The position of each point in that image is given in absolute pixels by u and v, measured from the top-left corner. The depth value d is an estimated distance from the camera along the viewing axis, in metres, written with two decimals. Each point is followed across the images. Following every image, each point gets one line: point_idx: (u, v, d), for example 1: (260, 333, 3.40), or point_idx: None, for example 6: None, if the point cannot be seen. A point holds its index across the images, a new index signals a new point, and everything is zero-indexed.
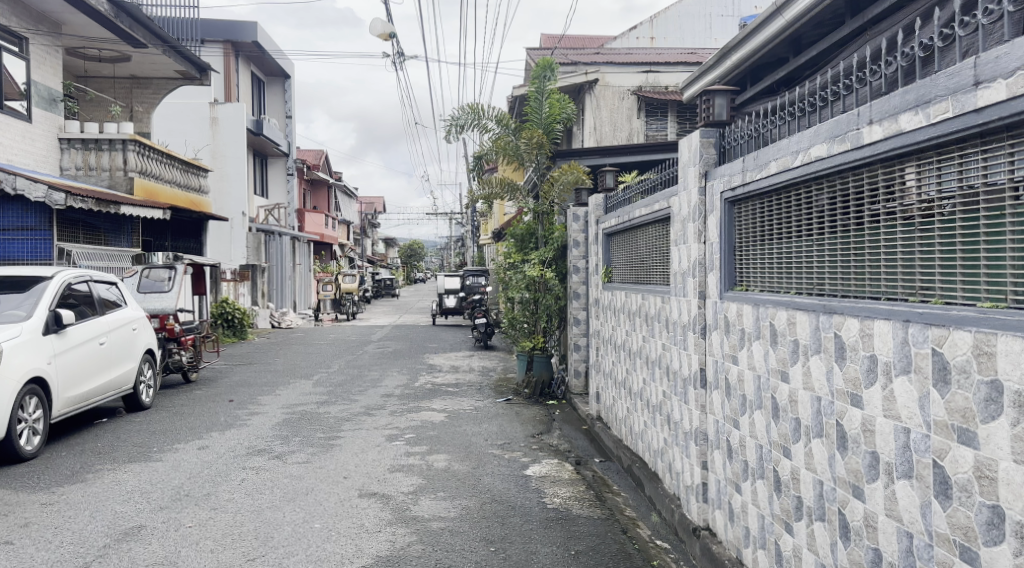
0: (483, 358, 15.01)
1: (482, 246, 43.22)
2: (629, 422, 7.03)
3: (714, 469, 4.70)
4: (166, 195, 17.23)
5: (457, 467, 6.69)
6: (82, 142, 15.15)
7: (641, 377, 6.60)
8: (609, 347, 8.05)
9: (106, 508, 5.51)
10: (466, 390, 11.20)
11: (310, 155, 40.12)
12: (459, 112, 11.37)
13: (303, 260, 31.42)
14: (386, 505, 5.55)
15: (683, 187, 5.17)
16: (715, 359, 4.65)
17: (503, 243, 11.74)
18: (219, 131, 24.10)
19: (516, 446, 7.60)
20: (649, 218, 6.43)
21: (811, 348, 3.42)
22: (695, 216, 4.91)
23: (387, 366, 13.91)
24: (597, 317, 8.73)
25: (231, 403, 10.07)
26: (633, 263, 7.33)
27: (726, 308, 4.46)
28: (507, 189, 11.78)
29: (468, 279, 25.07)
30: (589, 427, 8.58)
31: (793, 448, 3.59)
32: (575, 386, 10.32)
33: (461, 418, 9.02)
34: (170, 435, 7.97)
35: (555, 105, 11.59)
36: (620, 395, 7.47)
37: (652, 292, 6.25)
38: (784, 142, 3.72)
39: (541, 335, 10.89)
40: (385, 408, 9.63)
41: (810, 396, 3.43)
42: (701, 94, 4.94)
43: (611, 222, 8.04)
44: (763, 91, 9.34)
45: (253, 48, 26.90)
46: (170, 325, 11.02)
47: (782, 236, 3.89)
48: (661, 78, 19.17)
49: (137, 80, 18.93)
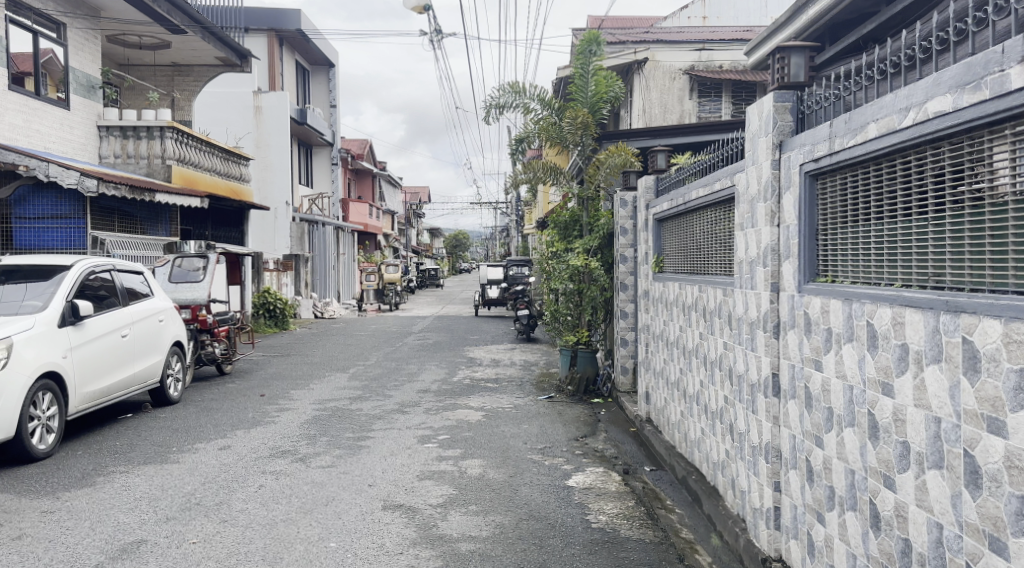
0: (525, 352, 14.40)
1: (527, 236, 42.65)
2: (683, 427, 6.35)
3: (790, 492, 4.03)
4: (206, 183, 16.91)
5: (493, 475, 6.09)
6: (121, 129, 14.89)
7: (697, 378, 5.90)
8: (660, 343, 7.35)
9: (109, 518, 5.05)
10: (506, 387, 10.60)
11: (354, 144, 39.92)
12: (500, 92, 10.74)
13: (348, 251, 31.22)
14: (411, 520, 4.98)
15: (752, 162, 4.47)
16: (792, 363, 3.96)
17: (545, 232, 10.79)
18: (263, 120, 23.85)
19: (558, 451, 6.98)
20: (708, 200, 5.69)
21: (927, 356, 2.71)
22: (768, 194, 4.20)
23: (426, 359, 13.38)
24: (646, 311, 8.04)
25: (261, 397, 9.65)
26: (688, 251, 6.62)
27: (806, 303, 3.77)
28: (550, 174, 11.13)
29: (512, 269, 24.51)
30: (638, 430, 7.92)
31: (899, 479, 2.91)
32: (622, 383, 9.65)
33: (500, 418, 8.42)
34: (192, 434, 7.53)
35: (601, 84, 10.88)
36: (673, 396, 6.79)
37: (711, 284, 5.55)
38: (887, 99, 3.01)
39: (585, 329, 10.10)
40: (420, 406, 9.09)
41: (924, 415, 2.73)
42: (774, 51, 4.22)
43: (663, 206, 7.34)
44: (845, 50, 8.55)
45: (296, 35, 26.65)
46: (201, 316, 10.69)
47: (885, 217, 3.18)
48: (715, 56, 18.25)
49: (178, 67, 18.68)
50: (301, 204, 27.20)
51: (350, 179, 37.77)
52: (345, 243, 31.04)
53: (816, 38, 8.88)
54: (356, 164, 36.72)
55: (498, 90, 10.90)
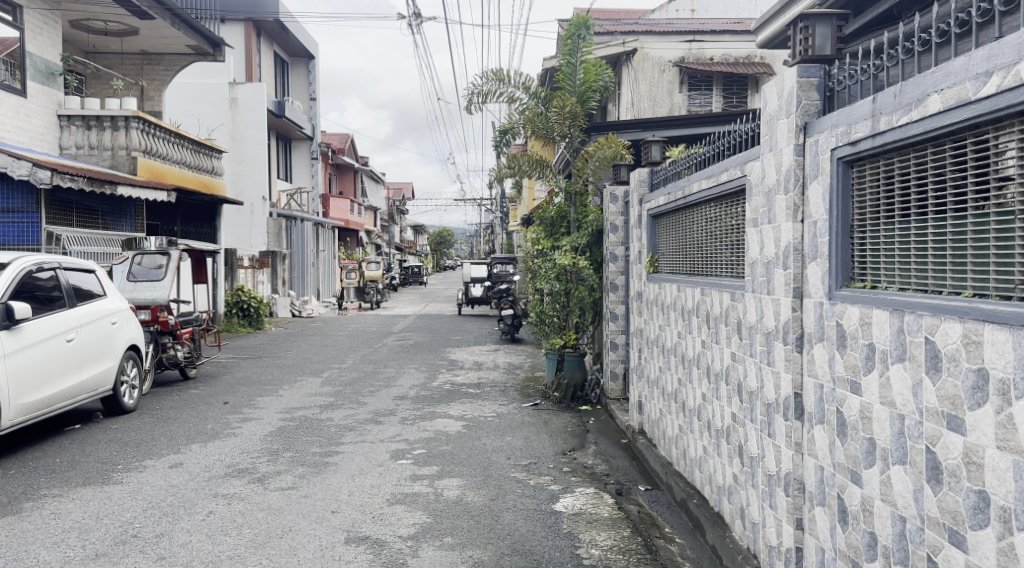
0: (509, 354, 13.80)
1: (511, 232, 42.10)
2: (682, 443, 5.78)
3: (815, 533, 3.46)
4: (176, 177, 16.13)
5: (473, 498, 5.47)
6: (83, 119, 14.14)
7: (699, 390, 5.32)
8: (655, 350, 6.77)
9: (28, 555, 4.39)
10: (489, 392, 9.98)
11: (335, 138, 39.08)
12: (483, 80, 10.09)
13: (327, 248, 30.46)
14: (377, 556, 4.37)
15: (770, 148, 3.88)
16: (820, 384, 3.38)
17: (531, 228, 10.27)
18: (239, 112, 23.06)
19: (543, 468, 6.38)
20: (712, 194, 5.07)
21: (1019, 386, 2.14)
22: (789, 183, 3.61)
23: (404, 362, 12.74)
24: (639, 313, 7.46)
25: (225, 405, 8.99)
26: (687, 249, 6.03)
27: (839, 313, 3.21)
28: (536, 167, 10.51)
29: (495, 267, 23.89)
30: (630, 442, 7.35)
31: (973, 538, 2.34)
32: (612, 390, 9.05)
33: (481, 429, 7.81)
34: (142, 448, 6.86)
35: (590, 71, 10.26)
36: (669, 409, 6.21)
37: (715, 287, 4.96)
38: (959, 63, 2.44)
39: (573, 332, 9.59)
40: (396, 415, 8.46)
41: (1013, 461, 2.16)
42: (797, 19, 3.60)
43: (658, 201, 6.76)
44: (874, 20, 8.05)
45: (273, 25, 25.87)
46: (162, 318, 10.01)
47: (949, 208, 2.62)
48: (706, 49, 17.77)
49: (148, 56, 17.94)
50: (279, 199, 26.42)
51: (331, 175, 37.00)
52: (325, 241, 30.28)
53: (841, 6, 8.29)
54: (337, 160, 35.95)
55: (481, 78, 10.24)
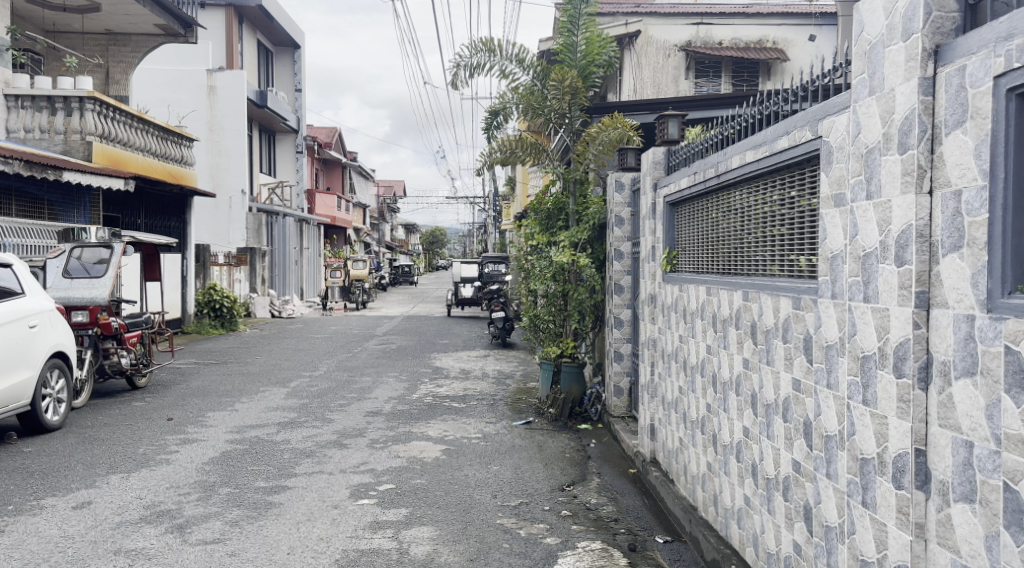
0: (500, 361, 12.60)
1: (505, 232, 41.04)
2: (712, 487, 4.60)
3: None
4: (139, 165, 14.79)
5: (446, 559, 4.27)
6: (32, 99, 12.98)
7: (741, 424, 4.12)
8: (673, 365, 5.59)
9: None
10: (475, 407, 8.77)
11: (323, 132, 37.94)
12: (471, 51, 8.85)
13: (311, 244, 29.23)
14: None
15: (871, 90, 2.69)
16: (967, 442, 2.20)
17: (523, 221, 9.03)
18: (217, 101, 21.78)
19: (536, 510, 5.19)
20: (761, 167, 3.87)
21: None
22: (912, 136, 2.42)
23: (384, 369, 11.51)
24: (652, 320, 6.26)
25: (168, 423, 7.76)
26: (719, 244, 4.81)
27: (1011, 332, 2.03)
28: (530, 153, 9.23)
29: (487, 266, 22.63)
30: (640, 474, 6.17)
31: None
32: (616, 406, 7.83)
33: (464, 454, 6.63)
34: (48, 481, 5.63)
35: (594, 43, 9.06)
36: (694, 439, 5.02)
37: (772, 291, 3.75)
38: None
39: (571, 338, 8.32)
40: (366, 435, 7.26)
41: None
42: None
43: (680, 183, 5.55)
44: None
45: (256, 11, 24.57)
46: (103, 320, 8.76)
47: None
48: (714, 32, 16.80)
49: (113, 36, 16.67)
50: (260, 193, 25.13)
51: (318, 170, 35.84)
52: (309, 237, 29.03)
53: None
54: (324, 154, 34.71)
55: (467, 49, 9.00)
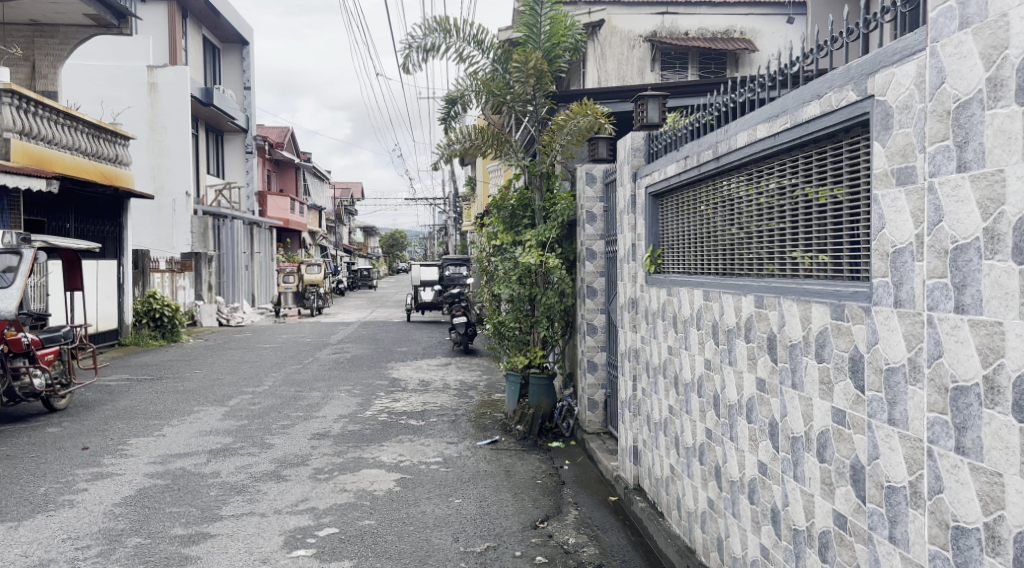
0: (463, 370, 11.76)
1: (466, 233, 40.14)
2: (717, 529, 3.83)
3: None
4: (67, 165, 13.66)
5: None
6: None
7: (757, 458, 3.37)
8: (660, 382, 4.85)
9: None
10: (434, 425, 7.93)
11: (274, 132, 36.73)
12: (424, 30, 8.01)
13: (262, 249, 28.04)
14: None
15: (965, 19, 1.95)
16: None
17: (484, 219, 8.20)
18: (159, 99, 20.57)
19: (505, 558, 4.38)
20: (777, 143, 3.13)
21: None
22: None
23: (336, 383, 10.60)
24: (633, 328, 5.50)
25: (82, 453, 6.78)
26: (714, 239, 4.07)
27: None
28: (492, 145, 8.40)
29: (448, 269, 21.78)
30: (622, 504, 5.39)
31: None
32: (590, 422, 7.07)
33: (421, 484, 5.80)
34: None
35: (559, 23, 8.30)
36: (691, 470, 4.26)
37: (797, 295, 3.00)
38: None
39: (539, 347, 7.53)
40: (311, 462, 6.39)
41: None
42: None
43: (664, 171, 4.80)
44: None
45: (201, 5, 23.40)
46: (11, 336, 7.78)
47: None
48: (680, 22, 16.27)
49: (39, 27, 15.46)
50: (206, 195, 23.88)
51: (271, 172, 34.62)
52: (260, 241, 27.87)
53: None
54: (277, 155, 33.52)
55: (418, 30, 8.16)
